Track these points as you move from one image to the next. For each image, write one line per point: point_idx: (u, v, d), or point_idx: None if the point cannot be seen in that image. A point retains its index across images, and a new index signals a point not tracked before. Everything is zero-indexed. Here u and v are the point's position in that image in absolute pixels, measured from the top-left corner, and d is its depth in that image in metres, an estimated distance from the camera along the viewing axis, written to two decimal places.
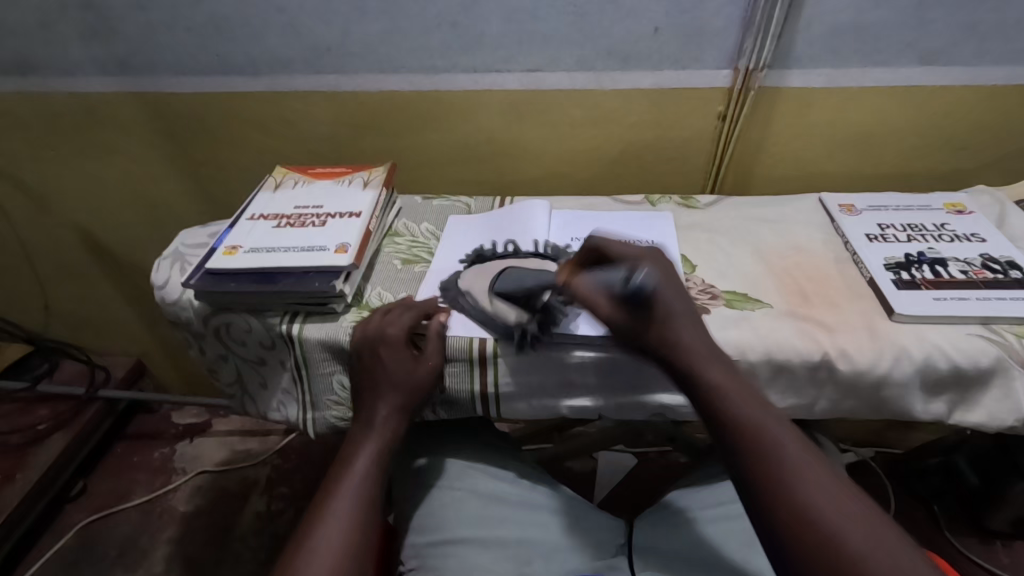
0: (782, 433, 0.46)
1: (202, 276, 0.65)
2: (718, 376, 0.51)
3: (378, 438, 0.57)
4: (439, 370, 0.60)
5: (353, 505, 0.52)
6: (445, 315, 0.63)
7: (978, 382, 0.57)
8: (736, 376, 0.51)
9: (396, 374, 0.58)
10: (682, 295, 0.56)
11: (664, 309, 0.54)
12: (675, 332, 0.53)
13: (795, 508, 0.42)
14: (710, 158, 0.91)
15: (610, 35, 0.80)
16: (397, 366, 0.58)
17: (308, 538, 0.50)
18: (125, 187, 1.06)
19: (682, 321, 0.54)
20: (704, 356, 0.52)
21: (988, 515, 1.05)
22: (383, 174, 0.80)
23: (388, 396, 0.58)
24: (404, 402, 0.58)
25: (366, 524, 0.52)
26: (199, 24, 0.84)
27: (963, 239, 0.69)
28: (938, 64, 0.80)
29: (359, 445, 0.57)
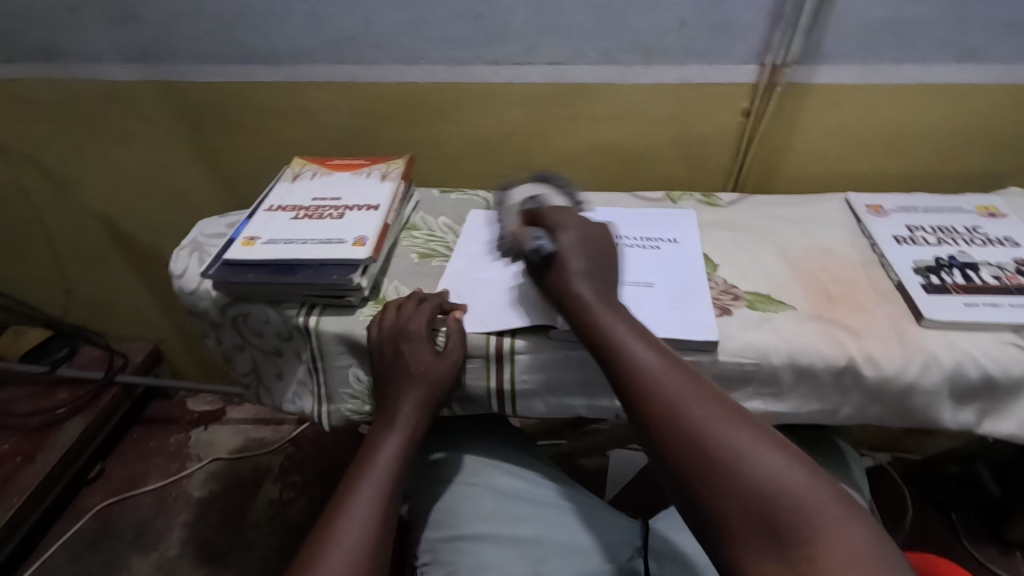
0: (679, 378, 0.47)
1: (220, 266, 0.65)
2: (624, 334, 0.51)
3: (400, 434, 0.57)
4: (459, 366, 0.59)
5: (373, 499, 0.52)
6: (461, 311, 0.62)
7: (1010, 392, 0.56)
8: (631, 321, 0.53)
9: (418, 370, 0.58)
10: (593, 260, 0.57)
11: (576, 289, 0.55)
12: (597, 313, 0.53)
13: (707, 464, 0.42)
14: (733, 155, 0.89)
15: (635, 27, 0.79)
16: (416, 361, 0.58)
17: (327, 530, 0.50)
18: (145, 175, 1.06)
19: (596, 299, 0.55)
20: (599, 303, 0.54)
21: (1008, 524, 1.02)
22: (402, 166, 0.79)
23: (410, 391, 0.58)
24: (426, 397, 0.58)
25: (386, 519, 0.52)
26: (221, 12, 0.84)
27: (996, 243, 0.66)
28: (973, 62, 0.78)
29: (380, 440, 0.57)
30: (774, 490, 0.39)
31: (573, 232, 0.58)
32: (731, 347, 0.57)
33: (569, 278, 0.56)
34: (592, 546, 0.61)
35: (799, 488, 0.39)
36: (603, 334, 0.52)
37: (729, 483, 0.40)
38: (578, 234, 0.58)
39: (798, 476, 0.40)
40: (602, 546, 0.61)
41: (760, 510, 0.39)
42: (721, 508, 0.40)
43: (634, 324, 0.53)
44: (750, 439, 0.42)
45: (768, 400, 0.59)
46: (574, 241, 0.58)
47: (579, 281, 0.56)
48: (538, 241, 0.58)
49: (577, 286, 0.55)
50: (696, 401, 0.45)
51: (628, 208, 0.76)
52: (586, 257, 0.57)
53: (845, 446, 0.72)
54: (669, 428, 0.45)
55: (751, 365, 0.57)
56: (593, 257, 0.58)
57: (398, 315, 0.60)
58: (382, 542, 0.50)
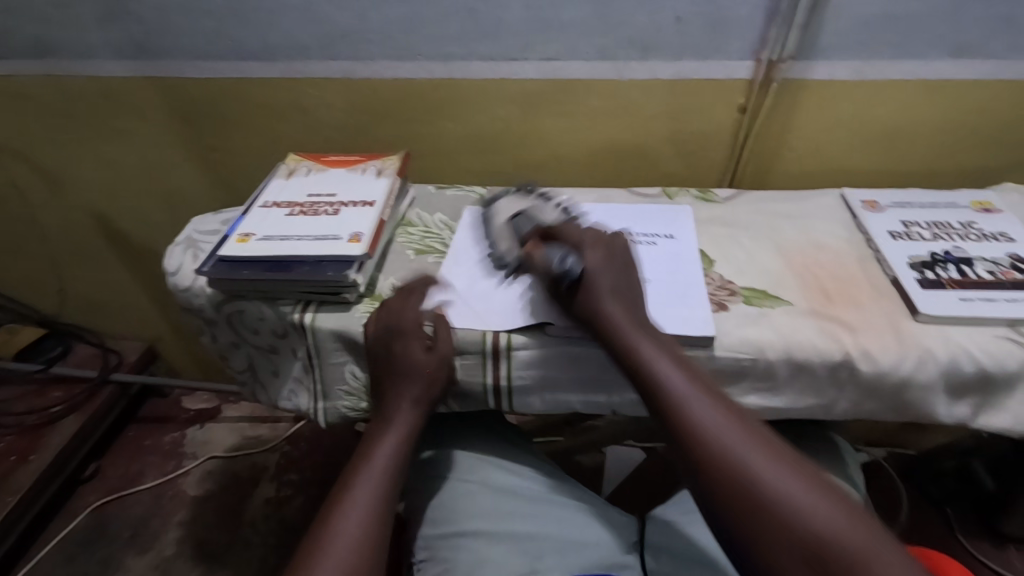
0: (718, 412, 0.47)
1: (215, 263, 0.64)
2: (659, 362, 0.51)
3: (397, 433, 0.57)
4: (450, 363, 0.59)
5: (370, 497, 0.52)
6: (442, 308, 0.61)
7: (1005, 386, 0.56)
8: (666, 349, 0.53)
9: (409, 368, 0.58)
10: (622, 284, 0.58)
11: (610, 311, 0.55)
12: (627, 334, 0.54)
13: (736, 487, 0.42)
14: (729, 151, 0.89)
15: (631, 23, 0.79)
16: (406, 360, 0.58)
17: (325, 528, 0.49)
18: (139, 172, 1.06)
19: (628, 321, 0.55)
20: (633, 329, 0.54)
21: (1004, 519, 1.03)
22: (397, 163, 0.79)
23: (407, 389, 0.58)
24: (423, 395, 0.59)
25: (384, 517, 0.52)
26: (214, 8, 0.84)
27: (991, 238, 0.67)
28: (968, 58, 0.78)
29: (378, 439, 0.57)
30: (821, 534, 0.39)
31: (601, 256, 0.59)
32: (727, 342, 0.57)
33: (601, 301, 0.56)
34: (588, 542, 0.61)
35: (848, 534, 0.39)
36: (634, 355, 0.52)
37: (774, 525, 0.40)
38: (602, 258, 0.59)
39: (846, 521, 0.39)
40: (599, 542, 0.61)
41: (806, 555, 0.38)
42: (766, 549, 0.40)
43: (662, 343, 0.54)
44: (797, 482, 0.42)
45: (763, 396, 0.59)
46: (600, 262, 0.58)
47: (611, 306, 0.56)
48: (565, 261, 0.58)
49: (611, 307, 0.55)
50: (725, 424, 0.46)
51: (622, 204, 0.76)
52: (616, 282, 0.57)
53: (841, 440, 0.73)
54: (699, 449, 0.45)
55: (748, 360, 0.57)
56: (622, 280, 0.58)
57: (390, 313, 0.60)
58: (381, 540, 0.50)
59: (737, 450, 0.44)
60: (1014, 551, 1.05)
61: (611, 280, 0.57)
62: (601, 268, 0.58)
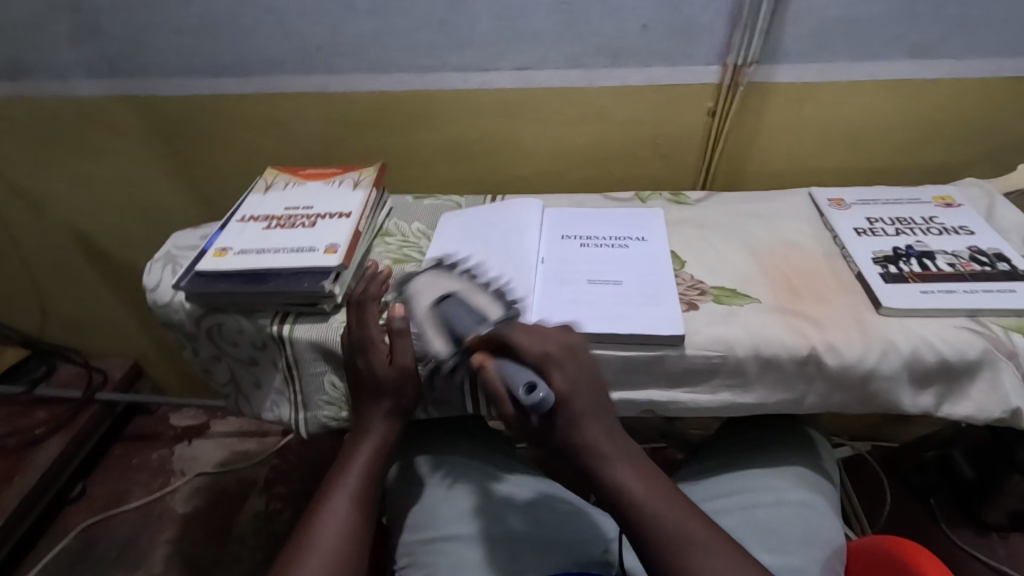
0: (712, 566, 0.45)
1: (192, 278, 0.65)
2: (642, 498, 0.48)
3: (371, 444, 0.60)
4: (416, 374, 0.60)
5: (345, 509, 0.54)
6: (400, 308, 0.60)
7: (966, 374, 0.57)
8: (647, 479, 0.49)
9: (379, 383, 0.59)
10: (597, 396, 0.51)
11: (587, 443, 0.50)
12: (612, 474, 0.49)
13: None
14: (701, 155, 0.91)
15: (600, 31, 0.80)
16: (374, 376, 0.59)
17: (303, 541, 0.52)
18: (119, 190, 1.06)
19: (611, 454, 0.50)
20: (611, 460, 0.49)
21: (984, 508, 1.04)
22: (374, 174, 0.80)
23: (379, 402, 0.60)
24: (395, 406, 0.60)
25: (360, 529, 0.54)
26: (189, 26, 0.85)
27: (952, 232, 0.69)
28: (926, 58, 0.80)
29: (353, 452, 0.59)
30: None
31: (569, 375, 0.51)
32: (698, 340, 0.58)
33: (580, 429, 0.49)
34: (568, 543, 0.62)
35: None
36: (615, 491, 0.49)
37: None
38: (571, 372, 0.51)
39: None
40: (579, 542, 0.62)
41: None
42: None
43: (641, 472, 0.50)
44: None
45: (735, 392, 0.60)
46: (572, 379, 0.51)
47: (591, 432, 0.50)
48: (533, 391, 0.48)
49: (588, 440, 0.50)
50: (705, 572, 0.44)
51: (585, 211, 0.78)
52: (588, 398, 0.51)
53: (817, 435, 0.74)
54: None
55: (718, 357, 0.58)
56: (592, 398, 0.51)
57: (359, 326, 0.60)
58: (358, 553, 0.52)
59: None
60: (998, 539, 1.06)
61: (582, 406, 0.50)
62: (573, 388, 0.50)
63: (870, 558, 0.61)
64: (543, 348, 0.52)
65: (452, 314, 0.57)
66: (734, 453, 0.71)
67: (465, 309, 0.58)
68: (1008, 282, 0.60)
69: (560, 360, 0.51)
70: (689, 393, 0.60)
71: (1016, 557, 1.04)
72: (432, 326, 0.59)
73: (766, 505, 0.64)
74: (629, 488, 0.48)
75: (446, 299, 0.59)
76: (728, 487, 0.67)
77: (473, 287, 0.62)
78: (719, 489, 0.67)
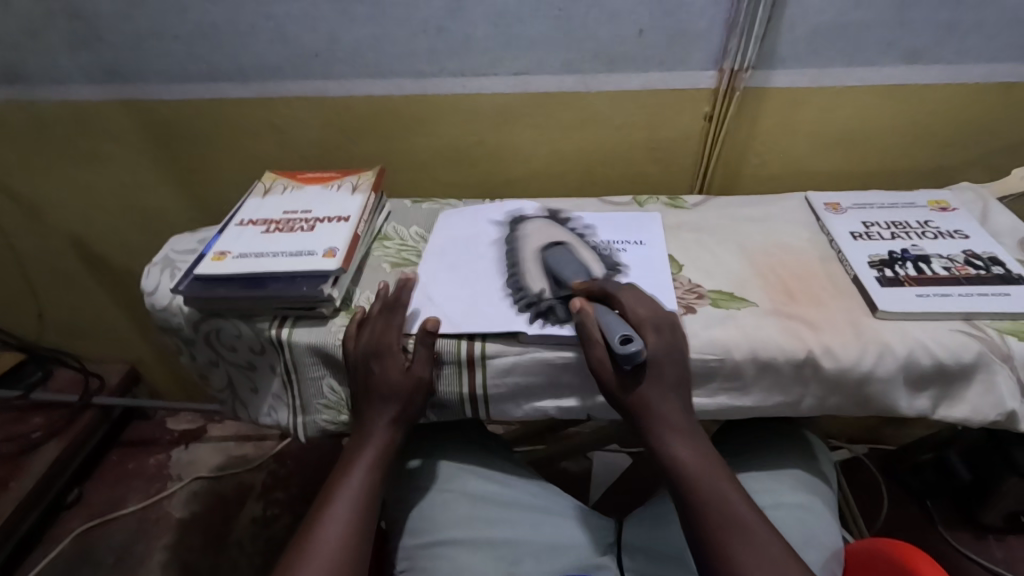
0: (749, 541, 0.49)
1: (190, 282, 0.65)
2: (696, 471, 0.53)
3: (373, 449, 0.59)
4: (427, 381, 0.60)
5: (346, 518, 0.54)
6: (433, 321, 0.60)
7: (962, 378, 0.57)
8: (705, 457, 0.55)
9: (385, 388, 0.59)
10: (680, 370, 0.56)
11: (658, 411, 0.55)
12: (673, 444, 0.55)
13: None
14: (698, 159, 0.92)
15: (596, 37, 0.81)
16: (383, 380, 0.59)
17: (302, 552, 0.52)
18: (117, 195, 1.06)
19: (677, 426, 0.56)
20: (676, 430, 0.55)
21: (981, 510, 1.04)
22: (372, 178, 0.80)
23: (382, 408, 0.59)
24: (400, 412, 0.60)
25: (361, 539, 0.54)
26: (187, 31, 0.85)
27: (946, 236, 0.69)
28: (920, 63, 0.81)
29: (354, 458, 0.59)
30: None
31: (664, 342, 0.56)
32: (695, 344, 0.59)
33: (655, 396, 0.55)
34: (565, 547, 0.62)
35: None
36: (678, 467, 0.54)
37: None
38: (663, 342, 0.56)
39: None
40: (576, 545, 0.63)
41: None
42: None
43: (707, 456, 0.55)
44: None
45: (733, 395, 0.60)
46: (662, 347, 0.56)
47: (664, 402, 0.56)
48: (627, 343, 0.53)
49: (660, 409, 0.55)
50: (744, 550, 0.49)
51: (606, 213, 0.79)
52: (674, 377, 0.56)
53: (814, 437, 0.74)
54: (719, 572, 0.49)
55: (715, 361, 0.58)
56: (675, 380, 0.56)
57: (374, 330, 0.61)
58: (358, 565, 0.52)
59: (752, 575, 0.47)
60: (994, 541, 1.07)
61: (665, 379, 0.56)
62: (663, 355, 0.56)
63: (865, 560, 0.61)
64: (642, 313, 0.57)
65: (562, 262, 0.67)
66: (731, 455, 0.71)
67: (575, 261, 0.67)
68: (1002, 286, 0.61)
69: (656, 327, 0.57)
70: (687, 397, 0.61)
71: (1013, 559, 1.04)
72: (535, 268, 0.67)
73: (764, 507, 0.64)
74: (684, 460, 0.54)
75: (557, 249, 0.69)
76: None
77: (580, 241, 0.71)
78: None
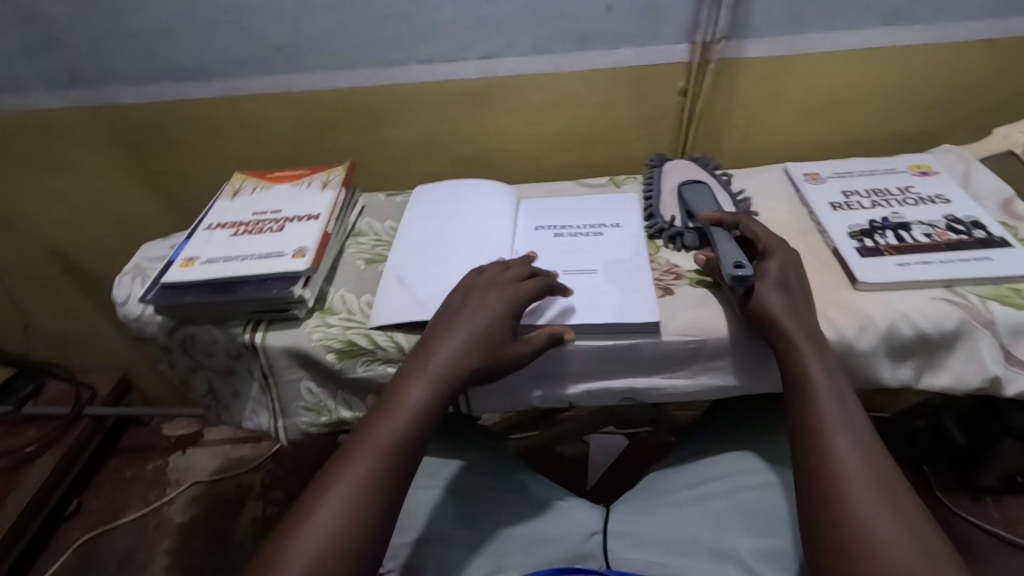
0: (835, 404, 0.50)
1: (158, 291, 0.64)
2: (797, 335, 0.53)
3: (427, 384, 0.52)
4: (513, 320, 0.55)
5: (368, 470, 0.47)
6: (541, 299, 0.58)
7: (945, 346, 0.56)
8: (800, 318, 0.54)
9: (476, 319, 0.54)
10: (783, 274, 0.57)
11: (765, 299, 0.55)
12: (772, 303, 0.54)
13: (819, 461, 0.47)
14: (676, 136, 0.90)
15: (564, 16, 0.79)
16: (480, 312, 0.55)
17: (316, 497, 0.46)
18: (90, 202, 1.04)
19: (787, 306, 0.54)
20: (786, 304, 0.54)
21: (977, 474, 1.05)
22: (343, 173, 0.78)
23: (453, 343, 0.53)
24: (482, 342, 0.53)
25: (383, 497, 0.46)
26: (146, 30, 0.82)
27: (928, 201, 0.68)
28: (898, 24, 0.79)
29: (404, 388, 0.52)
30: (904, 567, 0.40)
31: (783, 265, 0.58)
32: (674, 326, 0.59)
33: (764, 294, 0.55)
34: (553, 535, 0.61)
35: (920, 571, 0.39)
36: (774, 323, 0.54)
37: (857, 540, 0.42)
38: (777, 267, 0.57)
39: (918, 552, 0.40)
40: (564, 534, 0.61)
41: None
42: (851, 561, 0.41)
43: (849, 405, 0.50)
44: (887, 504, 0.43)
45: (713, 375, 0.60)
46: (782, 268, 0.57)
47: (772, 297, 0.55)
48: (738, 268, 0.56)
49: (769, 302, 0.54)
50: (883, 510, 0.43)
51: (694, 172, 0.75)
52: (802, 296, 0.56)
53: None
54: (829, 513, 0.44)
55: (694, 342, 0.58)
56: (807, 305, 0.56)
57: (490, 276, 0.58)
58: (377, 527, 0.45)
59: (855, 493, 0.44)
60: (991, 502, 1.08)
61: (798, 299, 0.56)
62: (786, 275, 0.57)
63: None
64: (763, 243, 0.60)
65: (697, 195, 0.70)
66: (727, 429, 0.70)
67: (710, 196, 0.70)
68: (984, 250, 0.60)
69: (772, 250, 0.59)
70: (668, 378, 0.60)
71: (1010, 519, 1.06)
72: (674, 200, 0.72)
73: (750, 489, 0.60)
74: (775, 311, 0.54)
75: (696, 184, 0.72)
76: (700, 474, 0.65)
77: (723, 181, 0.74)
78: (695, 476, 0.65)
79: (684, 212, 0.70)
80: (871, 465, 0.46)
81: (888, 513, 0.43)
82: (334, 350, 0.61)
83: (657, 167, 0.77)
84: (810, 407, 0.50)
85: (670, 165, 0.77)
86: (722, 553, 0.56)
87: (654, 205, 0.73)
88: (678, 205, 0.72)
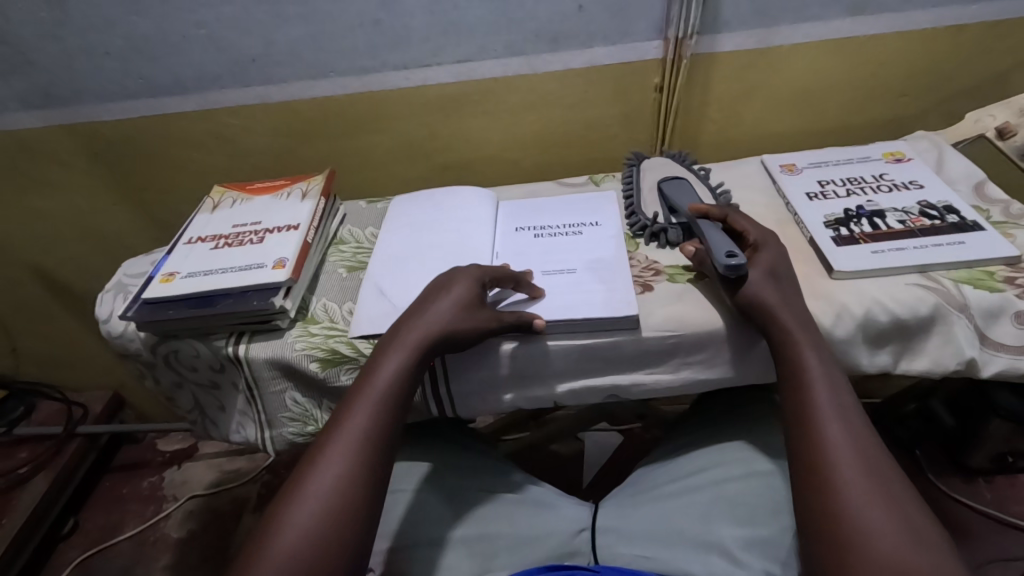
0: (824, 385, 0.50)
1: (139, 307, 0.64)
2: (786, 319, 0.53)
3: (400, 354, 0.54)
4: (467, 301, 0.57)
5: (342, 469, 0.48)
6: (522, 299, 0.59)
7: (920, 331, 0.57)
8: (789, 304, 0.54)
9: (429, 304, 0.57)
10: (772, 265, 0.57)
11: (756, 291, 0.55)
12: (759, 293, 0.55)
13: (808, 438, 0.47)
14: (654, 133, 0.91)
15: (536, 17, 0.79)
16: (434, 299, 0.58)
17: (293, 495, 0.47)
18: (72, 220, 1.04)
19: (776, 298, 0.54)
20: (778, 300, 0.54)
21: (968, 455, 1.05)
22: (322, 182, 0.79)
23: (411, 327, 0.56)
24: (459, 303, 0.57)
25: (357, 496, 0.47)
26: (119, 46, 0.82)
27: (901, 188, 0.69)
28: (867, 14, 0.80)
29: (371, 382, 0.53)
30: (876, 539, 0.40)
31: (771, 258, 0.58)
32: (654, 322, 0.59)
33: (756, 288, 0.55)
34: (541, 533, 0.61)
35: (895, 546, 0.40)
36: (763, 309, 0.54)
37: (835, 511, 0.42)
38: (766, 261, 0.57)
39: (897, 530, 0.40)
40: (551, 533, 0.62)
41: (857, 550, 0.40)
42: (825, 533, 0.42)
43: (840, 389, 0.49)
44: (871, 485, 0.43)
45: (695, 369, 0.60)
46: (773, 260, 0.58)
47: (766, 292, 0.55)
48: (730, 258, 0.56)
49: (763, 294, 0.54)
50: (866, 488, 0.43)
51: (674, 169, 0.75)
52: (790, 288, 0.56)
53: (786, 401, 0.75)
54: (810, 487, 0.45)
55: (673, 337, 0.58)
56: (795, 294, 0.56)
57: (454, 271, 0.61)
58: (364, 498, 0.47)
59: (839, 470, 0.44)
60: (983, 483, 1.09)
61: (785, 290, 0.56)
62: (774, 267, 0.57)
63: None
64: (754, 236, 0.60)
65: (678, 191, 0.70)
66: (706, 423, 0.70)
67: (691, 191, 0.70)
68: (956, 235, 0.60)
69: (763, 245, 0.60)
70: (650, 374, 0.60)
71: (1002, 499, 1.07)
72: (654, 196, 0.72)
73: (736, 479, 0.60)
74: (769, 301, 0.54)
75: (676, 180, 0.72)
76: (684, 468, 0.65)
77: (702, 176, 0.74)
78: (680, 469, 0.65)
79: (665, 207, 0.71)
80: (863, 457, 0.45)
81: (873, 492, 0.43)
82: (317, 359, 0.61)
83: (635, 164, 0.77)
84: (799, 390, 0.50)
85: (648, 162, 0.77)
86: (709, 545, 0.56)
87: (634, 201, 0.73)
88: (659, 201, 0.72)
